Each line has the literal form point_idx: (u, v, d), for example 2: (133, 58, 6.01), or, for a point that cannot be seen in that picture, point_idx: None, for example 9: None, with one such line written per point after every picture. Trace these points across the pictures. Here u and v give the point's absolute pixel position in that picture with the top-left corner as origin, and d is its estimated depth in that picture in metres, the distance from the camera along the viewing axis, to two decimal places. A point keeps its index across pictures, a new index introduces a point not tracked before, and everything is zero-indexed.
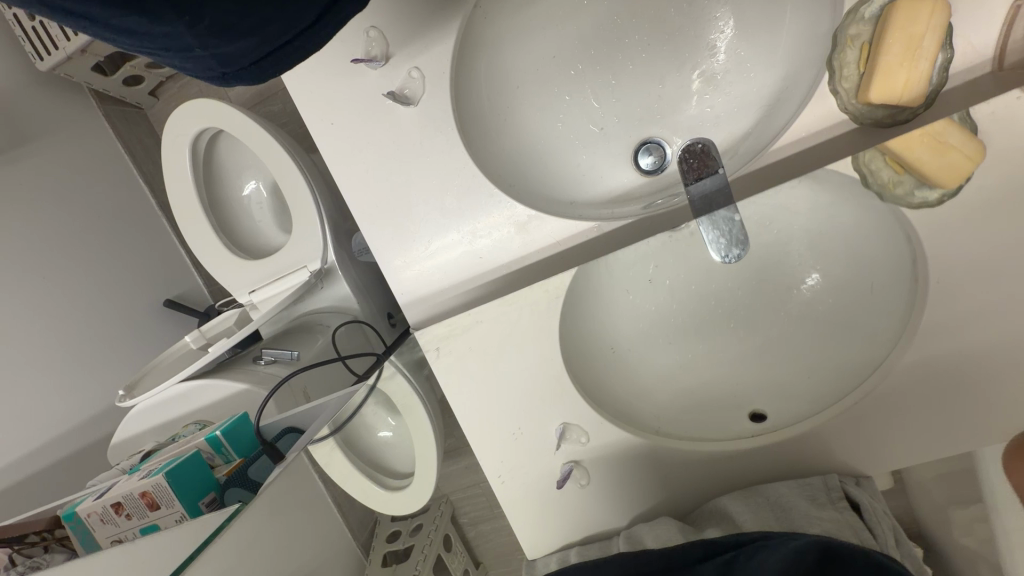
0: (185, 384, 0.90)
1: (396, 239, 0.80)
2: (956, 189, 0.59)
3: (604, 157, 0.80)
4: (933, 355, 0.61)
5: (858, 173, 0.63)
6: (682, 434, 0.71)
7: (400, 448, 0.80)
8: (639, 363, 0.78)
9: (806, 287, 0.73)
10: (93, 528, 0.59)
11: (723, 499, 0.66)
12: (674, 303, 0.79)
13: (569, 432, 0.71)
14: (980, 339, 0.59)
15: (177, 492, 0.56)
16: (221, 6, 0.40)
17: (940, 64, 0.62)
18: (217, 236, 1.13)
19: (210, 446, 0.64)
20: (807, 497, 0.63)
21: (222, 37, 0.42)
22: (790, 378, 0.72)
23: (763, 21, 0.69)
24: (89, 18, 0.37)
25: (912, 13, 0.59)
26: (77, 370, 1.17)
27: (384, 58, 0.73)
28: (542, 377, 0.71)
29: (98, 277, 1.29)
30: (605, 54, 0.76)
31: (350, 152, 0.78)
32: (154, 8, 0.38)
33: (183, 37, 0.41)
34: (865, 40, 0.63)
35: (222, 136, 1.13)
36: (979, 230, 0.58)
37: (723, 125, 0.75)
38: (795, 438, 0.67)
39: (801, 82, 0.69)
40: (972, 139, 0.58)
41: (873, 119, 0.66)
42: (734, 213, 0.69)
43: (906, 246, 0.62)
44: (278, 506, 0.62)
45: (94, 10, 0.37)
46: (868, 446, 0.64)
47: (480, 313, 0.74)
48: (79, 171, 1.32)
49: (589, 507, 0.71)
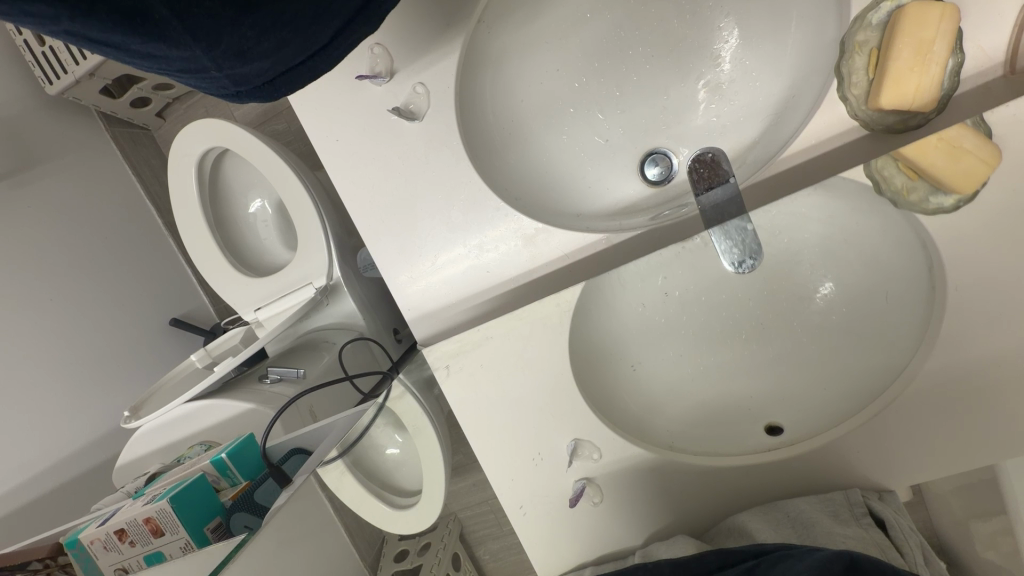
0: (191, 403, 0.89)
1: (402, 254, 0.79)
2: (971, 195, 0.58)
3: (610, 168, 0.80)
4: (960, 364, 0.59)
5: (871, 181, 0.62)
6: (695, 450, 0.70)
7: (409, 465, 0.76)
8: (649, 376, 0.77)
9: (820, 296, 0.72)
10: (96, 555, 0.58)
11: (740, 516, 0.64)
12: (685, 315, 0.77)
13: (580, 449, 0.69)
14: (1008, 348, 0.57)
15: (182, 517, 0.55)
16: (239, 32, 0.40)
17: (950, 69, 0.61)
18: (222, 254, 1.13)
19: (216, 468, 0.63)
20: (830, 514, 0.60)
21: (239, 59, 0.42)
22: (806, 391, 0.71)
23: (768, 30, 0.69)
24: (115, 46, 0.38)
25: (920, 19, 0.59)
26: (86, 390, 1.17)
27: (389, 74, 0.72)
28: (553, 392, 0.70)
29: (106, 297, 1.29)
30: (609, 66, 0.76)
31: (355, 169, 0.78)
32: (172, 35, 0.38)
33: (202, 61, 0.40)
34: (873, 46, 0.62)
35: (227, 155, 1.14)
36: (1000, 235, 0.57)
37: (730, 134, 0.75)
38: (817, 451, 0.65)
39: (808, 91, 0.68)
40: (987, 143, 0.57)
41: (885, 126, 0.65)
42: (746, 223, 0.68)
43: (923, 253, 0.61)
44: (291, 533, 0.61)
45: (117, 38, 0.37)
46: (890, 459, 0.62)
47: (489, 328, 0.73)
48: (87, 192, 1.33)
49: (603, 525, 0.69)
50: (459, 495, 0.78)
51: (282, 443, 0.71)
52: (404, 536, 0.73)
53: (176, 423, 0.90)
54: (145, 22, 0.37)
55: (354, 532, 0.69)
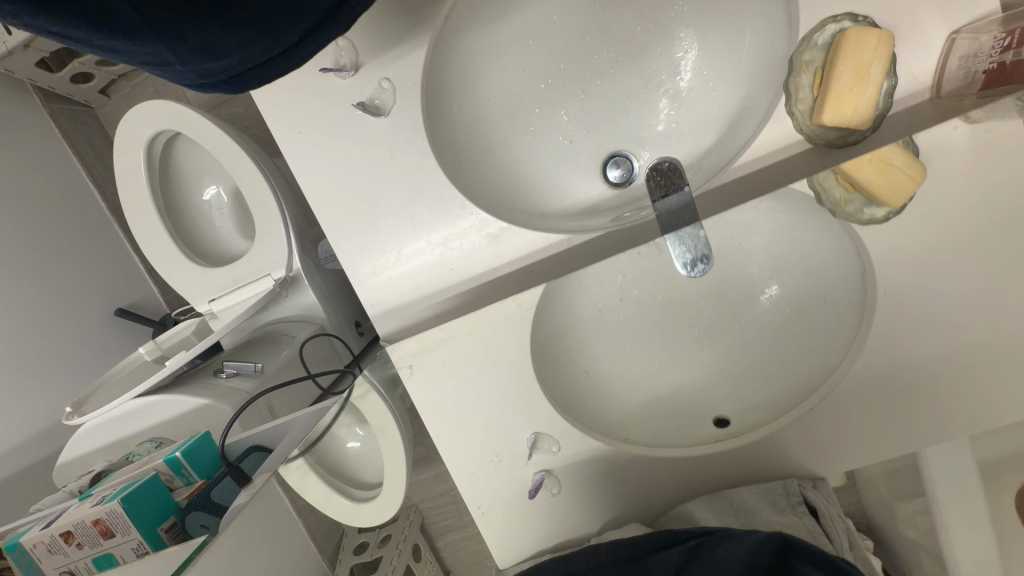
0: (141, 399, 0.86)
1: (366, 250, 0.79)
2: (900, 208, 0.63)
3: (574, 169, 0.81)
4: (884, 362, 0.64)
5: (813, 192, 0.66)
6: (648, 441, 0.73)
7: (368, 460, 0.74)
8: (607, 372, 0.80)
9: (766, 297, 0.77)
10: (38, 559, 0.56)
11: (689, 505, 0.68)
12: (642, 313, 0.80)
13: (541, 441, 0.72)
14: (926, 348, 0.63)
15: (134, 517, 0.54)
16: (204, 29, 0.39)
17: (885, 91, 0.67)
18: (174, 242, 1.09)
19: (169, 467, 0.61)
20: (768, 502, 0.65)
21: (209, 56, 0.41)
22: (752, 386, 0.75)
23: (724, 43, 0.72)
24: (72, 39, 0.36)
25: (861, 43, 0.64)
26: (24, 384, 1.11)
27: (354, 68, 0.72)
28: (515, 388, 0.71)
29: (42, 286, 1.22)
30: (574, 69, 0.77)
31: (317, 164, 0.76)
32: (131, 30, 0.37)
33: (163, 58, 0.39)
34: (818, 65, 0.67)
35: (179, 139, 1.09)
36: (924, 245, 0.63)
37: (688, 141, 0.78)
38: (759, 442, 0.70)
39: (759, 104, 0.72)
40: (915, 161, 0.63)
41: (827, 140, 0.70)
42: (699, 230, 0.73)
43: (857, 260, 0.66)
44: (253, 536, 0.59)
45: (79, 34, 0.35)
46: (823, 450, 0.68)
47: (454, 328, 0.74)
48: (18, 173, 1.24)
49: (561, 515, 0.72)
50: (420, 487, 0.74)
51: (240, 440, 0.71)
52: (363, 529, 0.69)
53: (123, 420, 0.87)
54: (107, 21, 0.36)
55: (310, 519, 0.66)
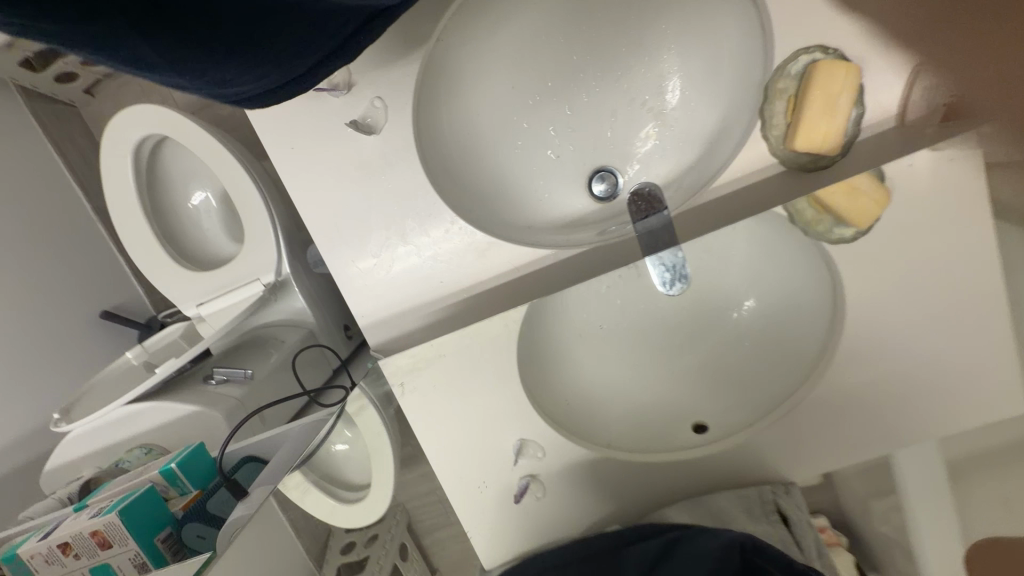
0: (131, 405, 0.87)
1: (357, 262, 0.80)
2: (867, 229, 0.67)
3: (559, 183, 0.84)
4: (849, 376, 0.68)
5: (785, 214, 0.71)
6: (630, 447, 0.76)
7: (355, 462, 0.75)
8: (591, 380, 0.82)
9: (744, 311, 0.80)
10: (37, 568, 0.57)
11: (668, 510, 0.71)
12: (625, 321, 0.83)
13: (526, 448, 0.74)
14: (888, 362, 0.67)
15: (132, 530, 0.55)
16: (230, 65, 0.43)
17: (853, 118, 0.72)
18: (162, 247, 1.09)
19: (165, 478, 0.63)
20: (744, 509, 0.70)
21: (223, 84, 0.43)
22: (728, 393, 0.79)
23: (704, 68, 0.76)
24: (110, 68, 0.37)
25: (831, 74, 0.69)
26: (9, 389, 1.11)
27: (347, 87, 0.73)
28: (501, 398, 0.74)
29: (26, 290, 1.21)
30: (561, 87, 0.80)
31: (309, 177, 0.78)
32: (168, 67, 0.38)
33: (182, 87, 0.40)
34: (791, 93, 0.72)
35: (166, 143, 1.10)
36: (887, 265, 0.67)
37: (669, 157, 0.81)
38: (734, 449, 0.73)
39: (737, 125, 0.75)
40: (879, 186, 0.67)
41: (798, 164, 0.74)
42: (678, 252, 0.78)
43: (828, 277, 0.70)
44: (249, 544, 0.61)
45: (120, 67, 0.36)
46: (792, 457, 0.71)
47: (441, 346, 0.76)
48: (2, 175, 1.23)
49: (545, 518, 0.74)
50: (409, 486, 0.76)
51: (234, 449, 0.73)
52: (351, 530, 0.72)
53: (111, 427, 0.87)
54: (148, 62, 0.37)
55: (300, 526, 0.68)
